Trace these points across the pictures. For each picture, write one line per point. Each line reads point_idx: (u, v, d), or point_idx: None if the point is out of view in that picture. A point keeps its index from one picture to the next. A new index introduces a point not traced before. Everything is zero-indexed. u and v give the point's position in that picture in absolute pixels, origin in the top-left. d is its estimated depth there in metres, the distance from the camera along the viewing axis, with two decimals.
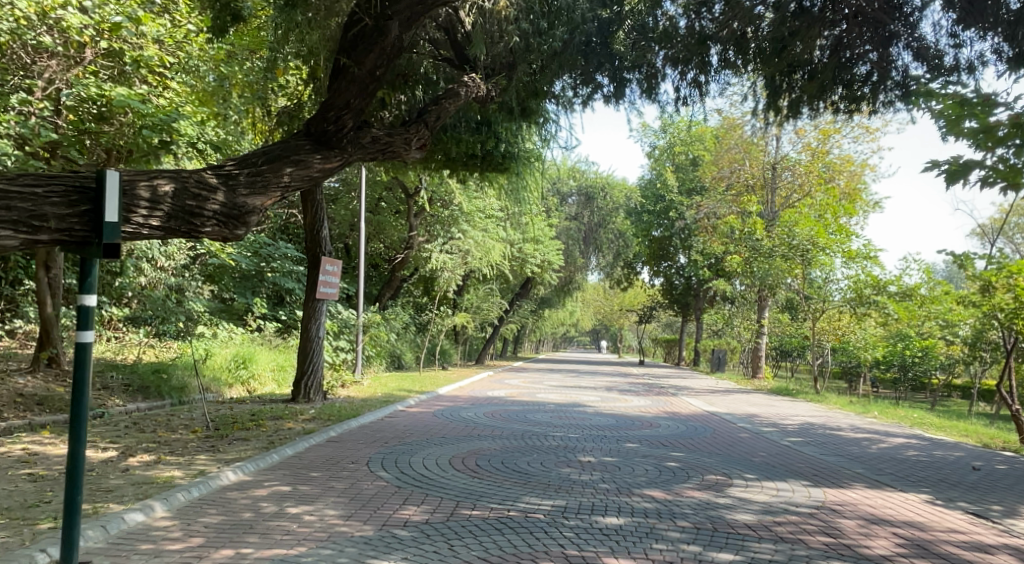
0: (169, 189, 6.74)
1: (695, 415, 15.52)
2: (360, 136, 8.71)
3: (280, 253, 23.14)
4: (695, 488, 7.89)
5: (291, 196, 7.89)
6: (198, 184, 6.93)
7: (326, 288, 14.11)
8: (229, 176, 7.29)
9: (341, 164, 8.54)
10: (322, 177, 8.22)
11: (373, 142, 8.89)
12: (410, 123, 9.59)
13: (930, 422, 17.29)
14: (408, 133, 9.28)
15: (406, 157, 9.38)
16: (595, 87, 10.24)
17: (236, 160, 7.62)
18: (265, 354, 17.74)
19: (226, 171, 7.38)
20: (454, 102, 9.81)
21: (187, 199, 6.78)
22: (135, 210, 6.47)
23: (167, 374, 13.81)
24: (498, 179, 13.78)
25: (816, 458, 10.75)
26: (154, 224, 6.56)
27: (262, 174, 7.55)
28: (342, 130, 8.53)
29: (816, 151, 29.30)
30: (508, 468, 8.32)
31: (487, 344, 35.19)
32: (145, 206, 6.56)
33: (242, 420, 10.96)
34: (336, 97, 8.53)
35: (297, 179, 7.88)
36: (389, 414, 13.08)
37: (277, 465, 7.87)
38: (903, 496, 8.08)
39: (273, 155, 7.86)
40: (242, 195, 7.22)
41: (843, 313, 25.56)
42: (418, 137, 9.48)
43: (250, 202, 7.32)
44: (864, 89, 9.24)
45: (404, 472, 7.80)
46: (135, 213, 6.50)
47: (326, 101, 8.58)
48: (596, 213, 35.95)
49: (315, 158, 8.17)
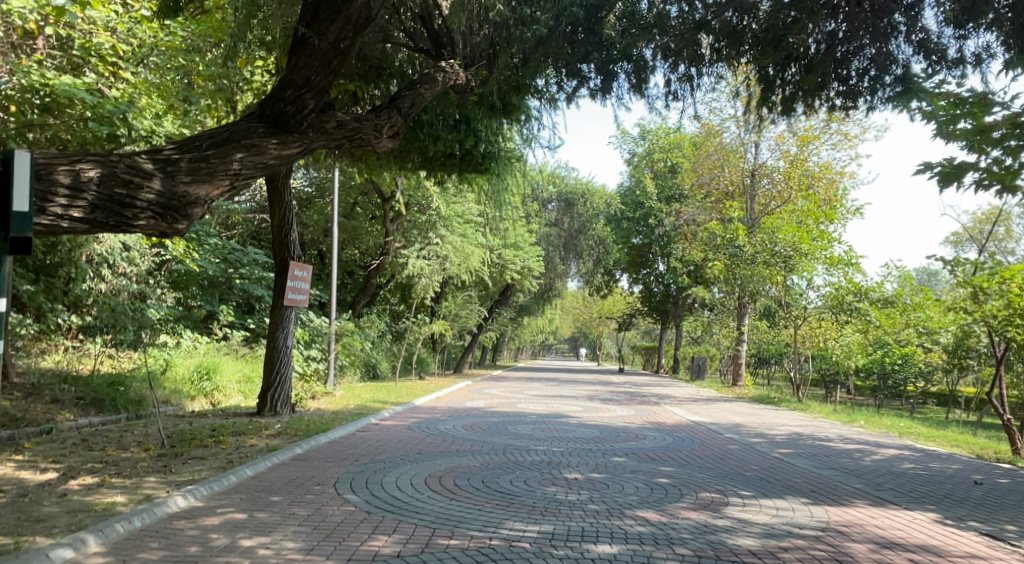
0: (95, 176, 6.57)
1: (680, 426, 14.98)
2: (322, 119, 8.15)
3: (248, 260, 22.50)
4: (690, 509, 7.32)
5: (244, 182, 7.54)
6: (130, 170, 6.74)
7: (294, 295, 13.47)
8: (168, 161, 7.03)
9: (301, 150, 8.07)
10: (279, 165, 7.80)
11: (338, 128, 8.31)
12: (381, 109, 9.01)
13: (920, 431, 16.88)
14: (377, 119, 8.70)
15: (376, 146, 8.79)
16: (580, 80, 9.81)
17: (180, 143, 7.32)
18: (231, 364, 17.00)
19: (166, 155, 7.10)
20: (431, 88, 9.29)
21: (115, 187, 6.59)
22: (52, 198, 6.32)
23: (124, 387, 13.05)
24: (477, 180, 13.21)
25: (811, 472, 10.24)
26: (75, 215, 6.41)
27: (207, 159, 7.20)
28: (303, 115, 8.02)
29: (797, 158, 28.98)
30: (489, 489, 7.69)
31: (465, 353, 34.51)
32: (65, 194, 6.39)
33: (201, 436, 10.25)
34: (295, 75, 8.00)
35: (248, 166, 7.52)
36: (361, 428, 12.41)
37: (234, 487, 7.21)
38: (911, 515, 7.56)
39: (223, 138, 7.49)
40: (181, 183, 6.97)
41: (825, 320, 25.21)
42: (390, 124, 8.89)
43: (192, 192, 7.05)
44: (861, 85, 8.71)
45: (375, 495, 7.15)
46: (54, 202, 6.35)
47: (285, 78, 8.05)
48: (575, 219, 35.40)
49: (271, 143, 7.74)
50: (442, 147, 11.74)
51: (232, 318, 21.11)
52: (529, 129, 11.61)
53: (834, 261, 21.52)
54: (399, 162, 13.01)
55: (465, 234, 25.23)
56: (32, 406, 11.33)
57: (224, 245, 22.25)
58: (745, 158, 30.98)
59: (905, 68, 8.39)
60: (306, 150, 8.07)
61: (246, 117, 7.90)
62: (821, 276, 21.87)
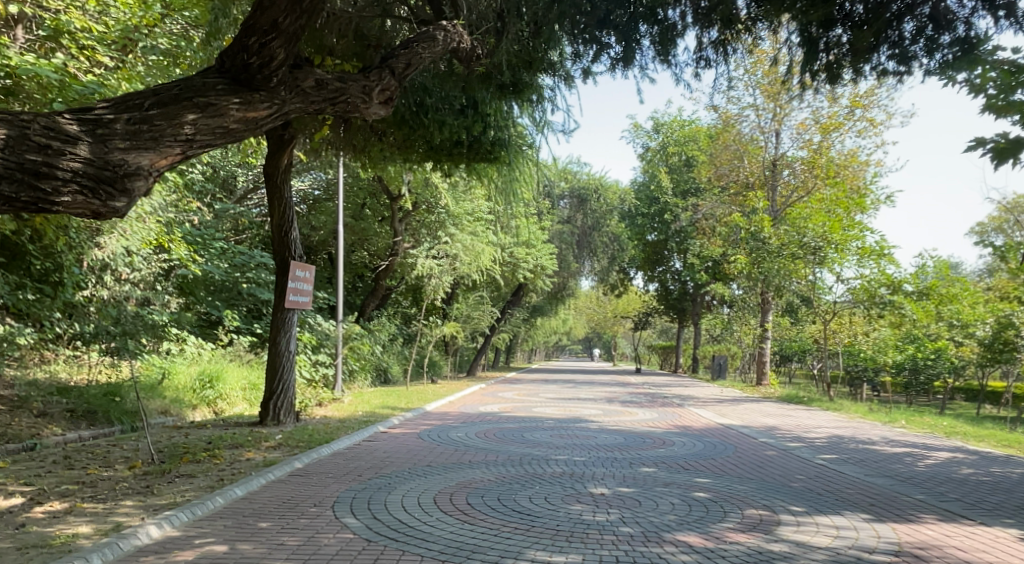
0: (8, 141, 5.78)
1: (709, 429, 14.09)
2: (297, 78, 7.17)
3: (257, 262, 21.69)
4: (738, 530, 6.48)
5: (198, 149, 6.58)
6: (52, 133, 5.91)
7: (297, 297, 12.66)
8: (103, 123, 6.14)
9: (272, 113, 7.07)
10: (243, 129, 6.81)
11: (318, 87, 7.34)
12: (371, 69, 7.94)
13: (962, 431, 15.94)
14: (366, 80, 7.65)
15: (365, 112, 7.78)
16: (601, 49, 8.93)
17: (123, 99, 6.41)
18: (236, 371, 16.22)
19: (103, 115, 6.22)
20: (429, 46, 8.29)
21: (32, 154, 5.79)
22: None
23: (119, 397, 12.25)
24: (486, 172, 12.39)
25: (861, 480, 9.37)
26: None
27: (151, 121, 6.29)
28: (271, 69, 6.93)
29: (819, 148, 28.01)
30: (507, 509, 6.81)
31: (478, 355, 33.65)
32: None
33: (194, 449, 9.39)
34: (259, 18, 6.84)
35: (204, 129, 6.55)
36: (369, 438, 11.57)
37: (221, 512, 6.37)
38: (990, 533, 6.72)
39: (174, 95, 6.52)
40: (116, 149, 6.09)
41: (855, 316, 24.16)
42: (381, 87, 7.80)
43: (130, 159, 6.14)
44: (915, 47, 7.94)
45: (379, 519, 6.31)
46: None
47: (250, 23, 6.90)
48: (590, 215, 34.42)
49: (232, 103, 6.75)
50: (448, 134, 10.90)
51: (238, 323, 20.35)
52: (543, 113, 10.80)
53: (865, 252, 20.53)
54: (404, 155, 12.18)
55: (476, 233, 24.42)
56: (17, 419, 10.53)
57: (231, 248, 21.58)
58: (764, 149, 29.99)
59: (967, 32, 7.68)
60: (277, 111, 7.06)
61: (204, 72, 6.92)
62: (851, 269, 20.88)
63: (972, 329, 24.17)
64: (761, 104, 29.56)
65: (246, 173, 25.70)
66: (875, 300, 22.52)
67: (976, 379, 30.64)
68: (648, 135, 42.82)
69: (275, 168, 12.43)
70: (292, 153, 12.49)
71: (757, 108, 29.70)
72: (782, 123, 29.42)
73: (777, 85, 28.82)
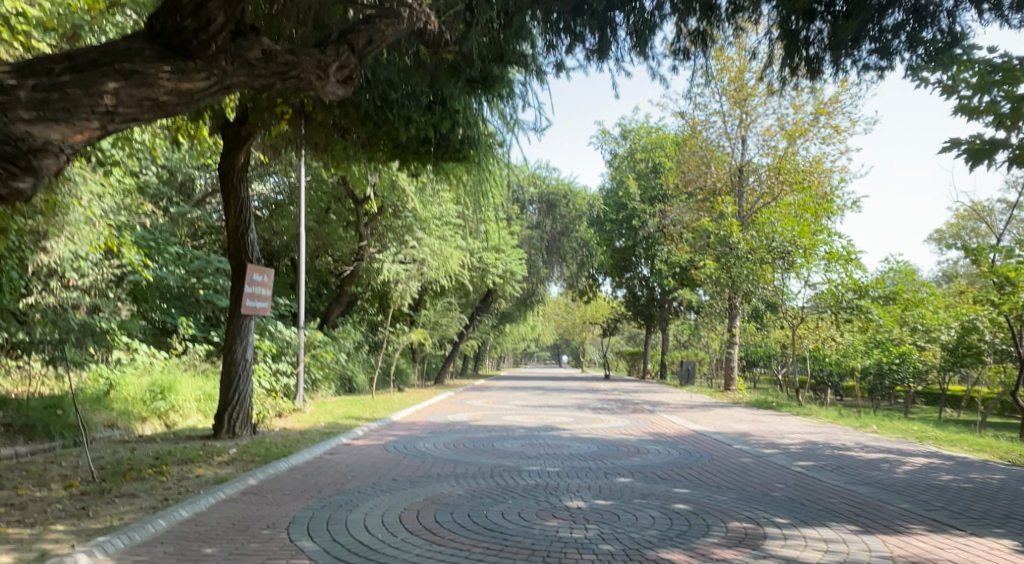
0: None
1: (682, 436, 13.75)
2: (241, 47, 6.66)
3: (212, 268, 21.01)
4: (723, 546, 6.10)
5: (119, 120, 6.13)
6: None
7: (254, 303, 12.02)
8: (10, 89, 5.70)
9: (209, 84, 6.58)
10: (173, 101, 6.35)
11: (265, 59, 6.83)
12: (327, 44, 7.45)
13: (934, 435, 15.80)
14: (322, 55, 7.19)
15: (321, 91, 7.29)
16: (575, 40, 8.62)
17: (38, 62, 5.98)
18: (189, 382, 15.59)
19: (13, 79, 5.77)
20: (393, 24, 7.70)
21: None
22: None
23: (62, 410, 11.55)
24: (455, 172, 12.01)
25: (843, 488, 9.06)
26: None
27: (65, 89, 5.83)
28: (209, 33, 6.44)
29: (785, 155, 28.05)
30: (477, 527, 6.35)
31: (446, 363, 33.11)
32: None
33: (139, 465, 8.78)
34: None
35: (128, 100, 6.11)
36: (330, 450, 11.04)
37: (162, 536, 5.82)
38: (984, 544, 6.41)
39: (95, 61, 6.06)
40: (21, 120, 5.65)
41: (821, 322, 24.00)
42: (338, 64, 7.35)
43: (36, 132, 5.70)
44: (897, 41, 7.77)
45: (338, 542, 5.81)
46: None
47: None
48: (559, 221, 34.11)
49: (162, 72, 6.28)
50: (415, 131, 10.47)
51: (194, 331, 19.68)
52: (513, 109, 10.46)
53: (833, 257, 20.34)
54: (368, 154, 11.69)
55: (443, 237, 23.92)
56: None
57: (186, 253, 20.87)
58: (731, 155, 29.97)
59: (950, 30, 7.55)
60: (216, 83, 6.59)
61: (132, 36, 6.44)
62: (819, 274, 20.73)
63: (936, 334, 24.27)
64: (727, 112, 29.54)
65: (205, 176, 24.93)
66: (842, 305, 22.40)
67: (941, 383, 30.81)
68: (616, 141, 42.75)
69: (230, 166, 11.93)
70: (249, 151, 12.02)
71: (724, 115, 29.66)
72: (748, 130, 29.45)
73: (743, 91, 28.84)
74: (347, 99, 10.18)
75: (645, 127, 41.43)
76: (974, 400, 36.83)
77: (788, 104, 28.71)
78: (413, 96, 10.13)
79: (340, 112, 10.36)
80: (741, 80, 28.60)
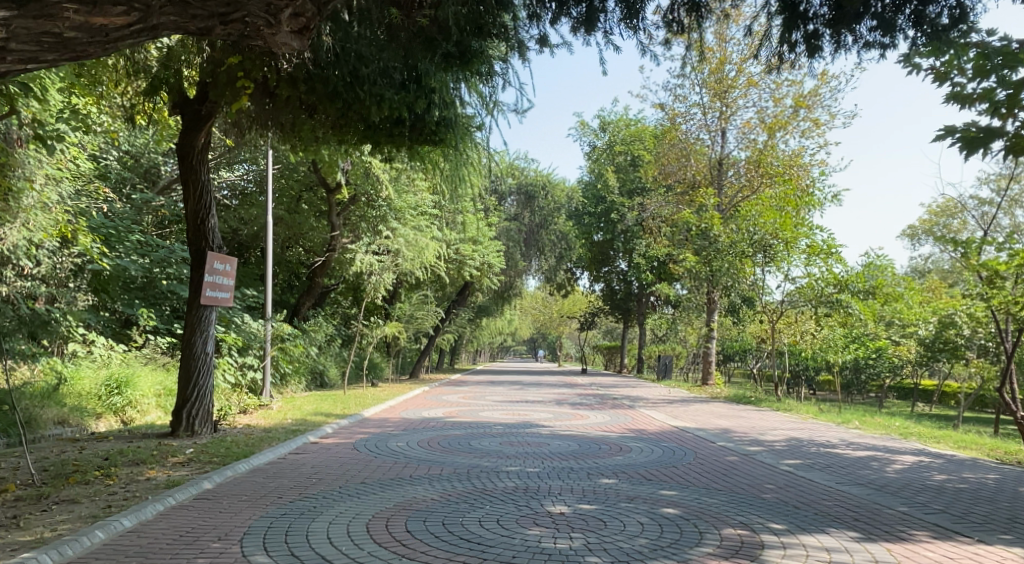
0: None
1: (664, 433, 13.30)
2: None
3: (177, 258, 20.15)
4: (717, 557, 5.63)
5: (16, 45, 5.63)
6: None
7: (215, 292, 11.64)
8: None
9: (135, 22, 5.89)
10: (81, 37, 5.76)
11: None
12: None
13: (918, 430, 15.50)
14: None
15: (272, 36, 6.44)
16: (560, 9, 8.10)
17: None
18: (150, 377, 14.92)
19: None
20: None
21: None
22: None
23: (8, 406, 10.88)
24: (432, 157, 11.46)
25: (836, 489, 8.64)
26: None
27: None
28: None
29: (765, 149, 27.77)
30: (452, 538, 5.83)
31: (422, 357, 32.52)
32: None
33: (85, 467, 8.15)
34: None
35: (22, 34, 5.58)
36: (296, 449, 10.47)
37: (97, 551, 5.27)
38: (995, 554, 5.99)
39: None
40: None
41: (798, 316, 23.79)
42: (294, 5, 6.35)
43: None
44: (899, 17, 7.30)
45: (296, 558, 5.28)
46: None
47: None
48: (537, 213, 33.60)
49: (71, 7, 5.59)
50: (388, 112, 9.89)
51: (155, 323, 19.00)
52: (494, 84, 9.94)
53: (813, 250, 19.87)
54: (339, 135, 11.11)
55: (419, 227, 23.32)
56: None
57: (148, 241, 20.08)
58: (711, 148, 29.66)
59: (957, 6, 7.12)
60: (140, 21, 5.90)
61: None
62: (799, 268, 20.35)
63: (914, 329, 24.11)
64: (706, 104, 29.22)
65: (171, 163, 24.11)
66: (821, 299, 22.04)
67: (918, 378, 30.73)
68: (595, 134, 42.36)
69: (190, 147, 11.40)
70: (210, 133, 11.50)
71: (703, 107, 29.33)
72: (728, 122, 29.14)
73: (723, 83, 28.52)
74: (314, 75, 9.58)
75: (624, 119, 41.06)
76: (948, 395, 36.91)
77: (768, 96, 28.41)
78: (384, 73, 9.52)
79: (306, 89, 9.75)
80: (721, 71, 28.28)
